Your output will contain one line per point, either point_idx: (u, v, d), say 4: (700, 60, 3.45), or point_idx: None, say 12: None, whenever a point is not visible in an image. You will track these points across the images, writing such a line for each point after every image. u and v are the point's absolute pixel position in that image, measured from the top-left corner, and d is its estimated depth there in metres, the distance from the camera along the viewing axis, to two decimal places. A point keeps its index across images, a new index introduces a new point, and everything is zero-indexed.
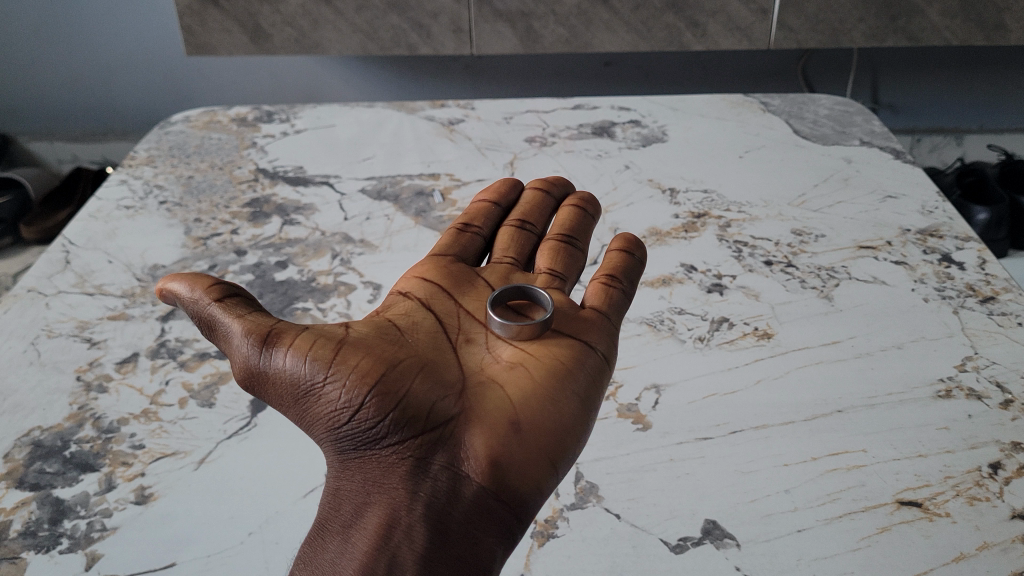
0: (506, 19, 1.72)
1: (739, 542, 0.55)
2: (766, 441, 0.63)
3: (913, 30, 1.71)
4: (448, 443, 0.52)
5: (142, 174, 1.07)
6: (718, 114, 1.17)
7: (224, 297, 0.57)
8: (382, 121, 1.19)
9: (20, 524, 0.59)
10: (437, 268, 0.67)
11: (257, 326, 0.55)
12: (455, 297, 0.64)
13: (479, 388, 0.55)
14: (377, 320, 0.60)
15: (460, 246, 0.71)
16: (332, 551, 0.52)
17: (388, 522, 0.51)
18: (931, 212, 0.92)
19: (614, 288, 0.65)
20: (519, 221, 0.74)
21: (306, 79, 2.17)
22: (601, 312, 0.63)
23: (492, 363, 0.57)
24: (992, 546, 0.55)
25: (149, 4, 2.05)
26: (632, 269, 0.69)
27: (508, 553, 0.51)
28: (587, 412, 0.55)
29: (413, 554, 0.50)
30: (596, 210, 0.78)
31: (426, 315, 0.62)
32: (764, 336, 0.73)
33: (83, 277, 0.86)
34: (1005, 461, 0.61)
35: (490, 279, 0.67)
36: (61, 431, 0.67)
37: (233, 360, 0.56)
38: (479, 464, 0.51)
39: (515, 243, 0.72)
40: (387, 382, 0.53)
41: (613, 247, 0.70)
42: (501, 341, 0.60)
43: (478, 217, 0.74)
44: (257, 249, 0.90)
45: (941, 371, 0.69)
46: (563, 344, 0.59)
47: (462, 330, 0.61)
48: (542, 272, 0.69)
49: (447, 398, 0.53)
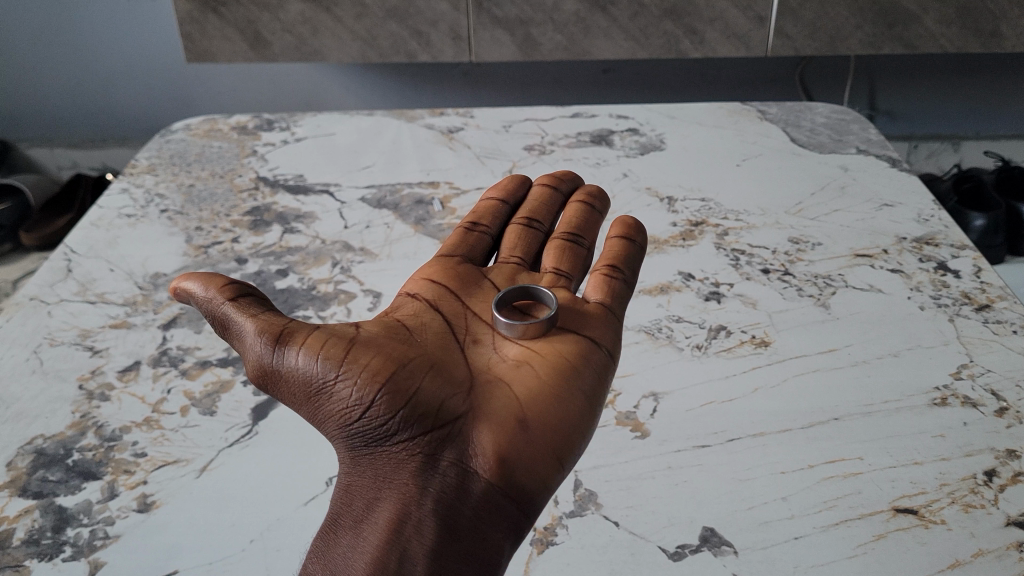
0: (505, 27, 1.73)
1: (737, 549, 0.56)
2: (763, 449, 0.63)
3: (910, 37, 1.72)
4: (457, 441, 0.53)
5: (143, 182, 1.08)
6: (715, 122, 1.18)
7: (237, 297, 0.57)
8: (381, 129, 1.20)
9: (23, 532, 0.60)
10: (445, 269, 0.68)
11: (269, 325, 0.56)
12: (462, 299, 0.65)
13: (486, 386, 0.55)
14: (386, 320, 0.61)
15: (467, 247, 0.71)
16: (345, 545, 0.53)
17: (398, 518, 0.52)
18: (927, 220, 0.93)
19: (616, 279, 0.67)
20: (526, 219, 0.75)
21: (306, 86, 2.18)
22: (606, 306, 0.65)
23: (498, 362, 0.58)
24: (987, 552, 0.55)
25: (149, 12, 2.06)
26: (633, 258, 0.70)
27: (515, 548, 0.51)
28: (592, 408, 0.56)
29: (423, 548, 0.50)
30: (603, 203, 0.79)
31: (434, 316, 0.62)
32: (761, 344, 0.74)
33: (85, 285, 0.86)
34: (1000, 468, 0.61)
35: (497, 281, 0.68)
36: (63, 439, 0.67)
37: (246, 359, 0.56)
38: (487, 461, 0.51)
39: (522, 244, 0.72)
40: (397, 380, 0.54)
41: (615, 237, 0.71)
42: (507, 341, 0.60)
43: (486, 216, 0.75)
44: (258, 257, 0.91)
45: (937, 380, 0.69)
46: (569, 343, 0.59)
47: (469, 331, 0.62)
48: (548, 272, 0.69)
49: (456, 396, 0.54)
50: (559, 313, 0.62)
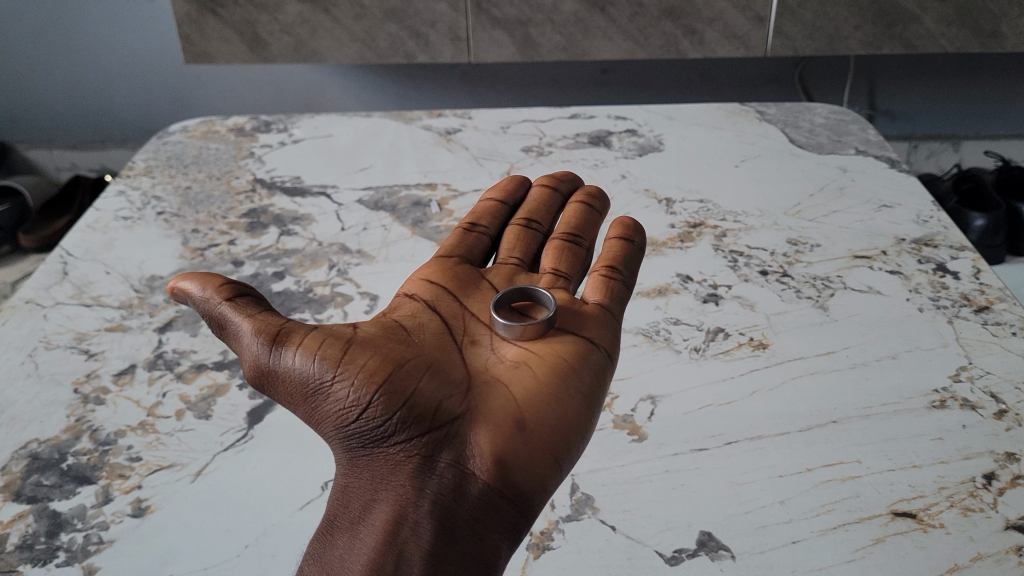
0: (504, 27, 1.73)
1: (734, 553, 0.55)
2: (761, 452, 0.63)
3: (910, 37, 1.72)
4: (454, 442, 0.52)
5: (140, 184, 1.07)
6: (713, 123, 1.17)
7: (235, 297, 0.57)
8: (379, 131, 1.20)
9: (17, 537, 0.60)
10: (443, 270, 0.67)
11: (266, 325, 0.55)
12: (460, 299, 0.64)
13: (484, 387, 0.55)
14: (384, 321, 0.61)
15: (466, 247, 0.71)
16: (343, 547, 0.53)
17: (394, 520, 0.52)
18: (926, 221, 0.93)
19: (614, 279, 0.67)
20: (525, 219, 0.74)
21: (304, 86, 2.17)
22: (604, 306, 0.64)
23: (496, 363, 0.58)
24: (986, 557, 0.55)
25: (147, 13, 2.06)
26: (632, 259, 0.70)
27: (513, 550, 0.51)
28: (590, 410, 0.55)
29: (420, 550, 0.50)
30: (604, 204, 0.78)
31: (432, 316, 0.62)
32: (759, 346, 0.74)
33: (81, 288, 0.86)
34: (1000, 471, 0.61)
35: (496, 282, 0.67)
36: (58, 443, 0.67)
37: (243, 359, 0.56)
38: (484, 462, 0.51)
39: (521, 244, 0.72)
40: (394, 380, 0.53)
41: (613, 238, 0.70)
42: (505, 342, 0.60)
43: (485, 216, 0.75)
44: (255, 259, 0.90)
45: (936, 382, 0.69)
46: (567, 344, 0.59)
47: (467, 331, 0.61)
48: (547, 272, 0.69)
49: (453, 397, 0.54)
50: (557, 314, 0.62)
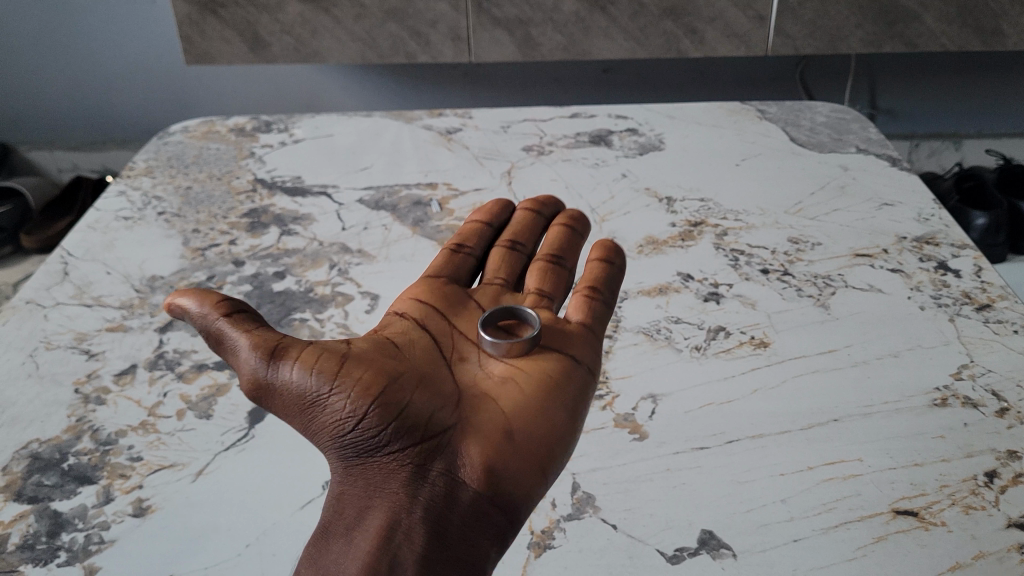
0: (504, 27, 1.73)
1: (735, 552, 0.55)
2: (762, 450, 0.63)
3: (910, 35, 1.72)
4: (446, 452, 0.53)
5: (141, 184, 1.07)
6: (714, 122, 1.17)
7: (233, 313, 0.57)
8: (380, 130, 1.19)
9: (18, 537, 0.60)
10: (431, 290, 0.67)
11: (263, 340, 0.55)
12: (447, 318, 0.65)
13: (472, 402, 0.56)
14: (375, 336, 0.61)
15: (453, 268, 0.71)
16: (335, 551, 0.51)
17: (388, 525, 0.51)
18: (927, 219, 0.92)
19: (596, 300, 0.67)
20: (510, 241, 0.74)
21: (305, 87, 2.18)
22: (587, 326, 0.65)
23: (483, 379, 0.59)
24: (988, 555, 0.55)
25: (149, 14, 2.06)
26: (614, 280, 0.70)
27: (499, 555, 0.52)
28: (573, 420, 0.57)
29: (415, 555, 0.50)
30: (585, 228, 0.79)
31: (421, 332, 0.62)
32: (760, 344, 0.74)
33: (82, 288, 0.86)
34: (1001, 469, 0.61)
35: (482, 302, 0.68)
36: (59, 443, 0.67)
37: (240, 374, 0.56)
38: (475, 472, 0.52)
39: (506, 264, 0.72)
40: (391, 390, 0.54)
41: (596, 259, 0.71)
42: (492, 359, 0.61)
43: (470, 238, 0.74)
44: (255, 259, 0.90)
45: (937, 380, 0.69)
46: (552, 359, 0.60)
47: (455, 348, 0.62)
48: (531, 292, 0.69)
49: (445, 410, 0.55)
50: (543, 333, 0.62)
